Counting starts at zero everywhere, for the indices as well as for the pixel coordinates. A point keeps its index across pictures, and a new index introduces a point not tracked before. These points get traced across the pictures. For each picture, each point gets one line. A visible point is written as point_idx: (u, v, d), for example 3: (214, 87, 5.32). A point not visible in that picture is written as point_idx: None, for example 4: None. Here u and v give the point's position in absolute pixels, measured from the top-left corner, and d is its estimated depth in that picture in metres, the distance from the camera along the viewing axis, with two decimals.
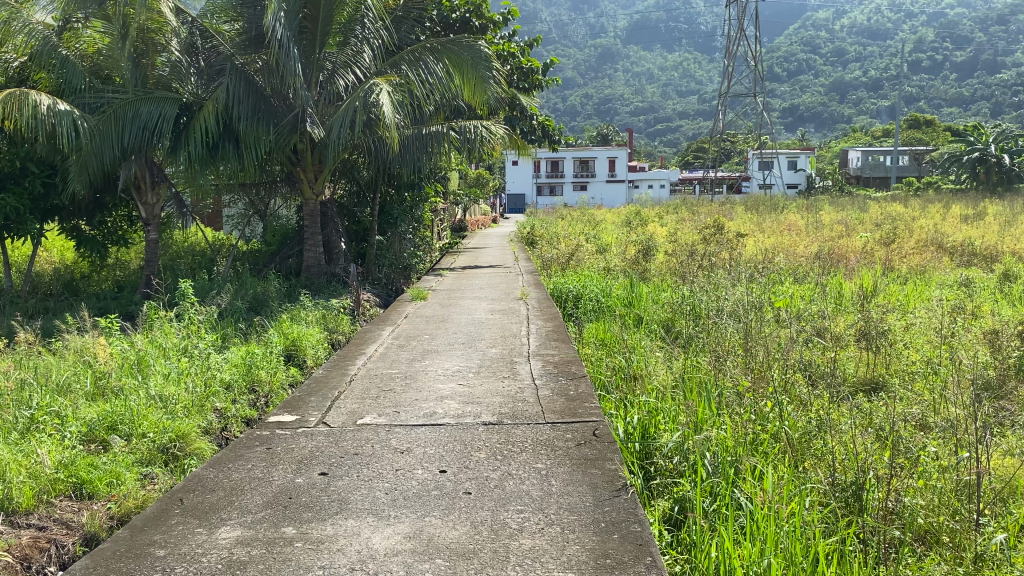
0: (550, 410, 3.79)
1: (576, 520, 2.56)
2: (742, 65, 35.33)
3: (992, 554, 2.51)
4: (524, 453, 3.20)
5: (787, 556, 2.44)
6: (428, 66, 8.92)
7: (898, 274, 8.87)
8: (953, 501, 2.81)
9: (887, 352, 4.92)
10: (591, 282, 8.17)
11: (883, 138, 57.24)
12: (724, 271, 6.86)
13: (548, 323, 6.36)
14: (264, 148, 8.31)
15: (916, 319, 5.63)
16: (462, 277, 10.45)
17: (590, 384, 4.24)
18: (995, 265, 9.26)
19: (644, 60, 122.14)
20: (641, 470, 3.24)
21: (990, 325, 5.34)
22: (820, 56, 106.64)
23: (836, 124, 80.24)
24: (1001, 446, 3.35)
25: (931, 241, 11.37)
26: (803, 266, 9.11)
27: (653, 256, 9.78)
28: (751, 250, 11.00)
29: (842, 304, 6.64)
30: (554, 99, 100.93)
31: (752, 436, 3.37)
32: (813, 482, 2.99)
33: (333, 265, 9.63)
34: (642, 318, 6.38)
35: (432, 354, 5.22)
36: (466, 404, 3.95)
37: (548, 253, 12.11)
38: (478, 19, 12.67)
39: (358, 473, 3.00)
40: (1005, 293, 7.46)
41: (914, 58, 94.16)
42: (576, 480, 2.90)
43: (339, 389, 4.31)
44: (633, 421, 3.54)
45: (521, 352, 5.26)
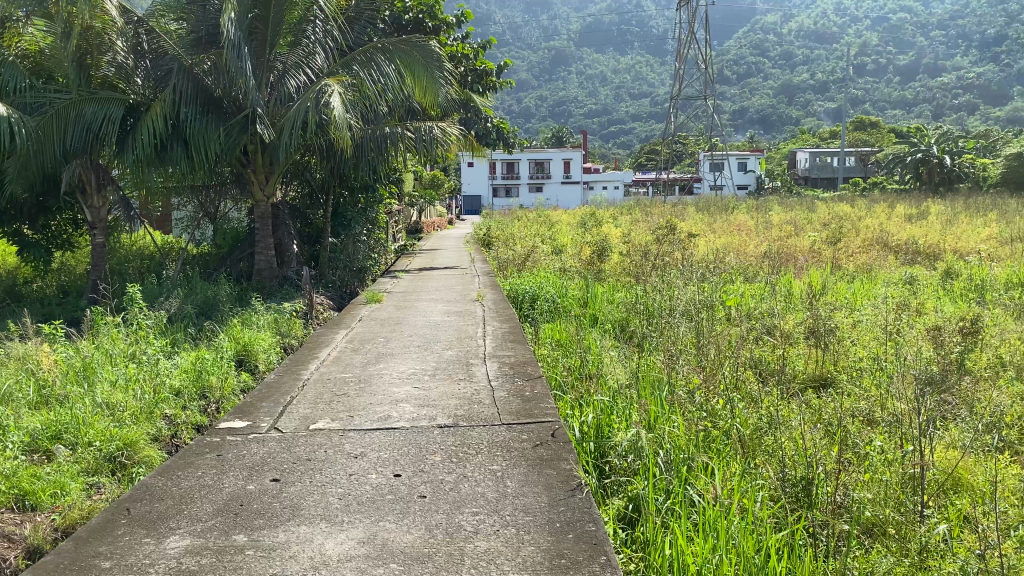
0: (506, 412, 3.78)
1: (532, 521, 2.57)
2: (694, 68, 35.46)
3: (936, 544, 2.56)
4: (480, 456, 3.19)
5: (739, 551, 2.45)
6: (379, 65, 8.83)
7: (845, 272, 9.07)
8: (899, 493, 2.87)
9: (837, 348, 5.03)
10: (545, 282, 8.19)
11: (829, 139, 58.46)
12: (677, 270, 6.96)
13: (504, 324, 6.37)
14: (212, 150, 8.11)
15: (862, 316, 5.74)
16: (418, 280, 10.40)
17: (545, 385, 4.23)
18: (938, 263, 9.56)
19: (595, 63, 122.88)
20: (595, 469, 3.25)
21: (934, 320, 5.47)
22: (769, 60, 108.62)
23: (784, 124, 81.98)
24: (945, 439, 3.43)
25: (876, 240, 11.63)
26: (754, 265, 9.24)
27: (608, 256, 9.83)
28: (704, 249, 11.12)
29: (793, 301, 6.78)
30: (508, 103, 100.89)
31: (704, 433, 3.39)
32: (764, 477, 3.03)
33: (284, 267, 9.52)
34: (598, 318, 6.42)
35: (386, 358, 5.18)
36: (421, 407, 3.93)
37: (504, 253, 12.12)
38: (431, 21, 12.60)
39: (311, 479, 2.96)
40: (947, 289, 7.70)
41: (858, 62, 96.71)
42: (531, 481, 2.90)
43: (291, 394, 4.25)
44: (588, 421, 3.56)
45: (476, 353, 5.25)
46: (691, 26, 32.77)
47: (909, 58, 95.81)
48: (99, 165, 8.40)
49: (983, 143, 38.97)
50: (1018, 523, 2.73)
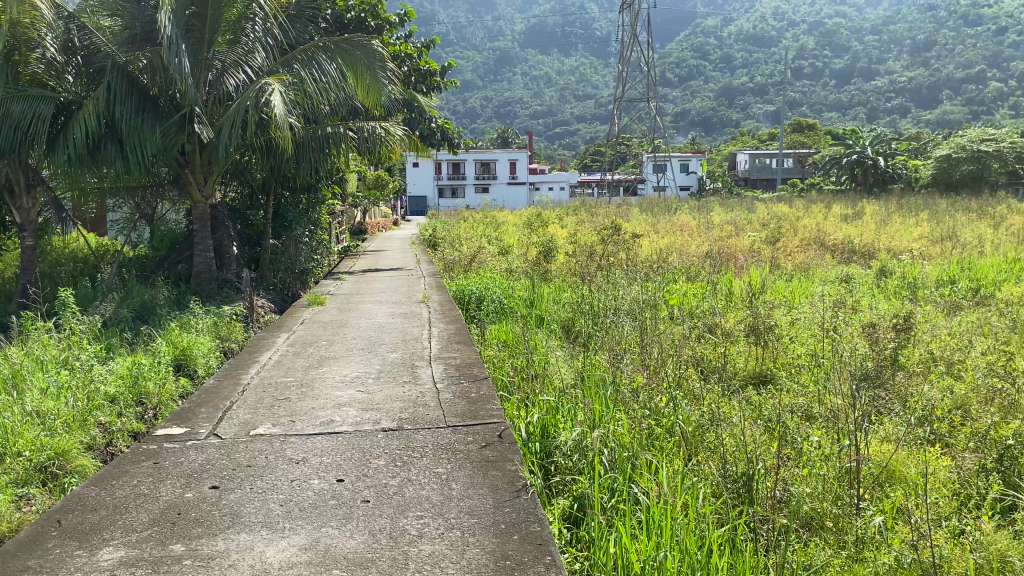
0: (452, 414, 3.76)
1: (477, 523, 2.56)
2: (637, 70, 35.83)
3: (872, 536, 2.63)
4: (424, 458, 3.17)
5: (682, 547, 2.48)
6: (321, 64, 8.68)
7: (784, 271, 9.27)
8: (836, 487, 2.95)
9: (776, 345, 5.13)
10: (491, 283, 8.19)
11: (768, 141, 59.75)
12: (621, 270, 7.04)
13: (450, 325, 6.35)
14: (148, 149, 7.91)
15: (800, 314, 5.88)
16: (362, 282, 10.31)
17: (491, 386, 4.23)
18: (872, 262, 9.84)
19: (540, 64, 123.38)
20: (541, 469, 3.26)
21: (868, 317, 5.63)
22: (710, 63, 110.56)
23: (725, 126, 83.53)
24: (879, 432, 3.53)
25: (813, 239, 11.94)
26: (696, 265, 9.39)
27: (554, 257, 9.88)
28: (647, 249, 11.25)
29: (734, 300, 6.91)
30: (453, 103, 100.64)
31: (648, 430, 3.43)
32: (706, 473, 3.07)
33: (224, 270, 9.33)
34: (544, 318, 6.45)
35: (330, 361, 5.11)
36: (365, 411, 3.89)
37: (449, 254, 12.09)
38: (374, 20, 12.49)
39: (251, 485, 2.90)
40: (881, 287, 7.93)
41: (796, 65, 99.04)
42: (477, 483, 2.89)
43: (231, 399, 4.16)
44: (533, 421, 3.56)
45: (422, 355, 5.21)
46: (633, 29, 33.12)
47: (844, 63, 98.51)
48: (29, 165, 8.13)
49: (914, 145, 40.28)
50: (948, 514, 2.83)
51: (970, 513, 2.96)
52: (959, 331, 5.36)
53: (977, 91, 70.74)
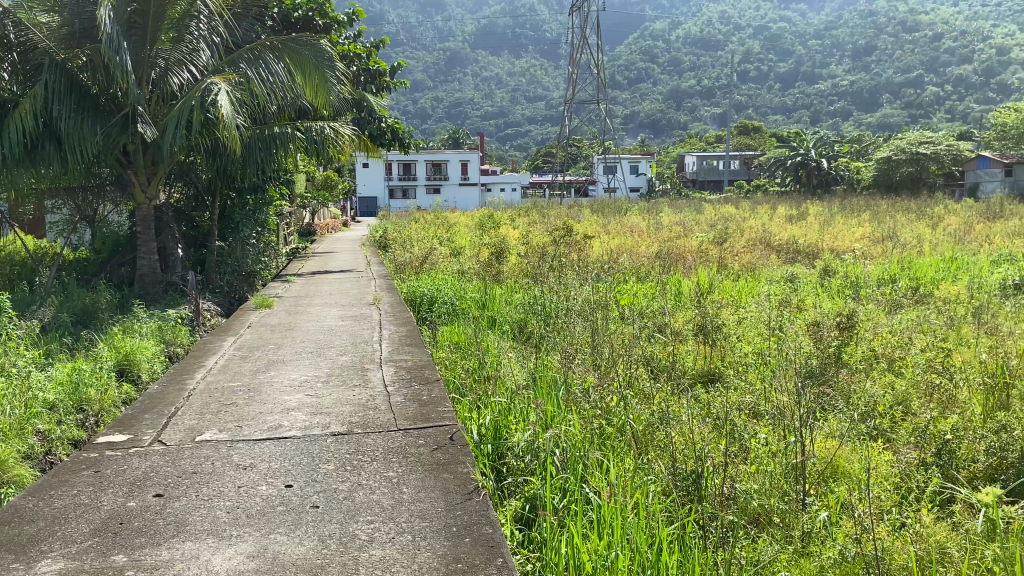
0: (403, 417, 3.74)
1: (428, 527, 2.54)
2: (586, 72, 36.06)
3: (818, 531, 2.68)
4: (375, 462, 3.14)
5: (633, 546, 2.50)
6: (269, 64, 8.55)
7: (731, 271, 9.42)
8: (783, 483, 3.00)
9: (724, 344, 5.20)
10: (442, 284, 8.15)
11: (716, 143, 60.70)
12: (572, 271, 7.07)
13: (401, 327, 6.30)
14: (89, 149, 7.71)
15: (747, 313, 5.97)
16: (311, 284, 10.18)
17: (443, 388, 4.21)
18: (816, 261, 10.07)
19: (490, 65, 123.44)
20: (493, 471, 3.25)
21: (813, 316, 5.75)
22: (659, 66, 111.91)
23: (674, 128, 84.59)
24: (824, 429, 3.60)
25: (759, 240, 12.17)
26: (646, 266, 9.49)
27: (506, 258, 9.89)
28: (598, 250, 11.33)
29: (683, 300, 7.00)
30: (403, 104, 100.04)
31: (599, 430, 3.45)
32: (656, 472, 3.10)
33: (169, 272, 9.14)
34: (496, 319, 6.45)
35: (278, 365, 5.04)
36: (314, 415, 3.84)
37: (400, 256, 12.02)
38: (321, 19, 12.36)
39: (197, 493, 2.85)
40: (824, 287, 8.11)
41: (742, 69, 100.76)
42: (428, 486, 2.88)
43: (176, 404, 4.07)
44: (486, 423, 3.55)
45: (372, 358, 5.17)
46: (583, 31, 33.32)
47: (788, 67, 100.61)
48: None
49: (855, 148, 41.32)
50: (890, 508, 2.90)
51: (910, 506, 3.04)
52: (900, 328, 5.50)
53: (914, 96, 72.85)
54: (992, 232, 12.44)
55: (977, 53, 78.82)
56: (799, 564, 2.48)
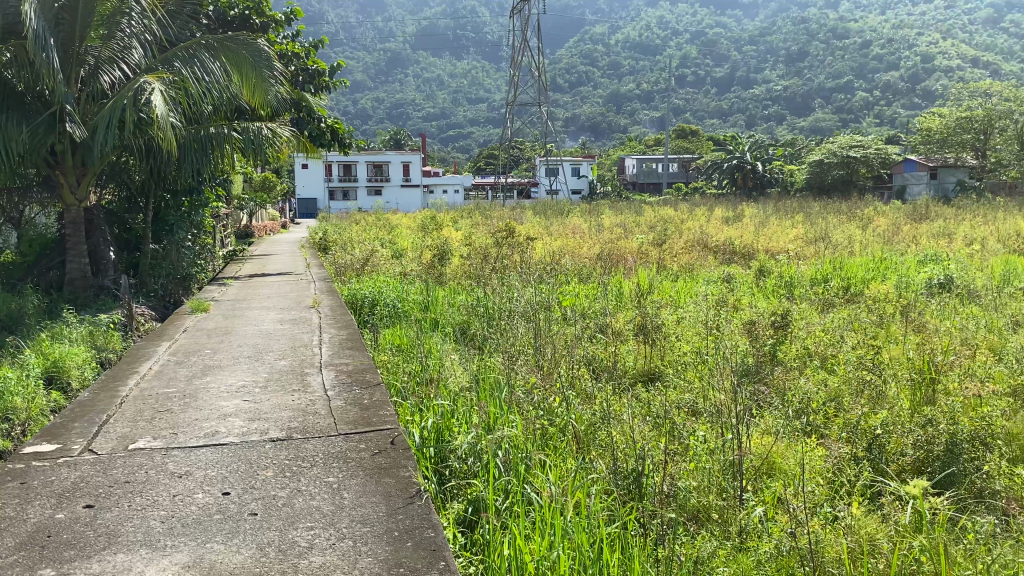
0: (343, 421, 3.70)
1: (369, 531, 2.52)
2: (528, 74, 36.17)
3: (754, 526, 2.74)
4: (315, 468, 3.10)
5: (575, 545, 2.52)
6: (204, 63, 8.37)
7: (670, 272, 9.58)
8: (721, 480, 3.06)
9: (664, 343, 5.28)
10: (384, 287, 8.09)
11: (655, 146, 61.60)
12: (514, 272, 7.10)
13: (341, 331, 6.23)
14: (13, 149, 7.43)
15: (686, 312, 6.08)
16: (249, 287, 10.00)
17: (384, 392, 4.17)
18: (752, 262, 10.31)
19: (432, 66, 123.01)
20: (435, 474, 3.24)
21: (750, 315, 5.88)
22: (598, 69, 113.06)
23: (614, 131, 85.52)
24: (761, 426, 3.69)
25: (697, 241, 12.39)
26: (588, 267, 9.59)
27: (448, 260, 9.87)
28: (540, 251, 11.39)
29: (624, 300, 7.09)
30: (343, 104, 98.98)
31: (542, 431, 3.47)
32: (598, 471, 3.13)
33: (101, 276, 8.87)
34: (438, 322, 6.43)
35: (215, 370, 4.93)
36: (252, 421, 3.77)
37: (340, 258, 11.90)
38: (258, 18, 12.17)
39: (129, 503, 2.77)
40: (759, 286, 8.31)
41: (680, 73, 102.44)
42: (369, 491, 2.85)
43: (108, 412, 3.96)
44: (428, 426, 3.53)
45: (312, 362, 5.10)
46: (524, 34, 33.44)
47: (724, 71, 102.69)
48: None
49: (789, 151, 42.42)
50: (823, 501, 2.98)
51: (842, 499, 3.13)
52: (832, 326, 5.66)
53: (845, 101, 75.12)
54: (918, 233, 12.90)
55: (904, 60, 81.64)
56: (736, 559, 2.53)
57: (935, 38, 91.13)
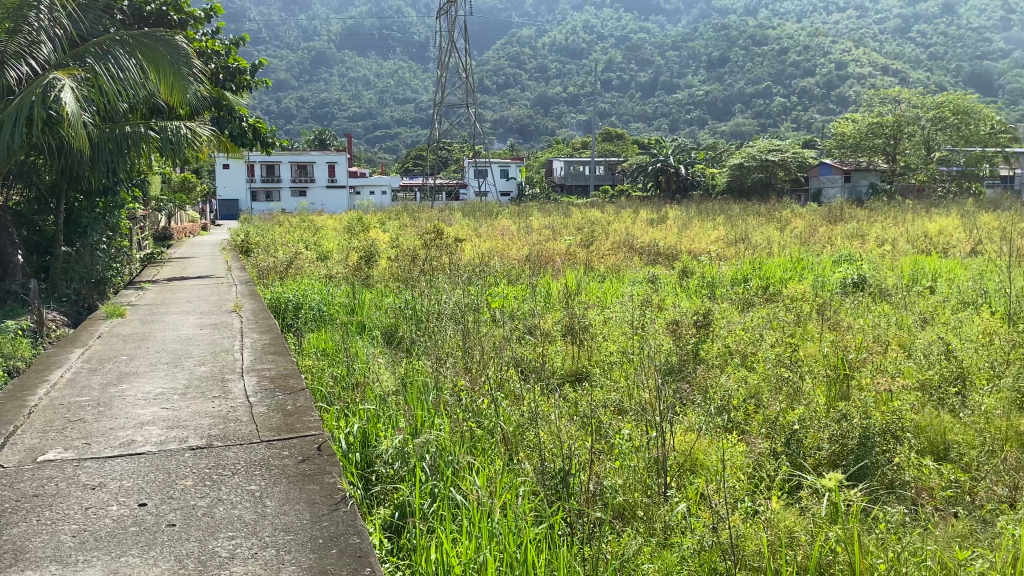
0: (266, 428, 3.62)
1: (292, 540, 2.48)
2: (455, 75, 36.09)
3: (678, 521, 2.80)
4: (237, 476, 3.02)
5: (502, 547, 2.52)
6: (118, 59, 8.06)
7: (597, 273, 9.70)
8: (646, 478, 3.11)
9: (590, 343, 5.34)
10: (309, 290, 7.96)
11: (582, 149, 62.30)
12: (442, 274, 7.08)
13: (264, 335, 6.10)
14: None
15: (612, 313, 6.16)
16: (167, 291, 9.71)
17: (308, 397, 4.10)
18: (676, 263, 10.52)
19: (358, 66, 121.64)
20: (361, 479, 3.21)
21: (674, 315, 5.99)
22: (526, 71, 113.70)
23: (541, 133, 86.09)
24: (685, 423, 3.76)
25: (623, 242, 12.58)
26: (515, 268, 9.64)
27: (375, 263, 9.78)
28: (469, 253, 11.38)
29: (551, 301, 7.14)
30: (267, 104, 97.01)
31: (469, 434, 3.47)
32: (525, 472, 3.15)
33: (8, 280, 8.48)
34: (365, 325, 6.36)
35: (130, 378, 4.76)
36: (170, 429, 3.66)
37: (264, 260, 11.66)
38: (176, 14, 11.85)
39: (38, 517, 2.66)
40: (683, 286, 8.48)
41: (606, 76, 103.77)
42: (293, 498, 2.80)
43: (14, 423, 3.78)
44: (354, 431, 3.49)
45: (233, 368, 4.97)
46: (450, 35, 33.35)
47: (648, 76, 104.54)
48: None
49: (711, 155, 43.47)
50: (744, 496, 3.06)
51: (762, 493, 3.22)
52: (753, 325, 5.82)
53: (764, 107, 77.38)
54: (833, 235, 13.37)
55: (819, 67, 84.55)
56: (660, 555, 2.57)
57: (849, 46, 94.62)
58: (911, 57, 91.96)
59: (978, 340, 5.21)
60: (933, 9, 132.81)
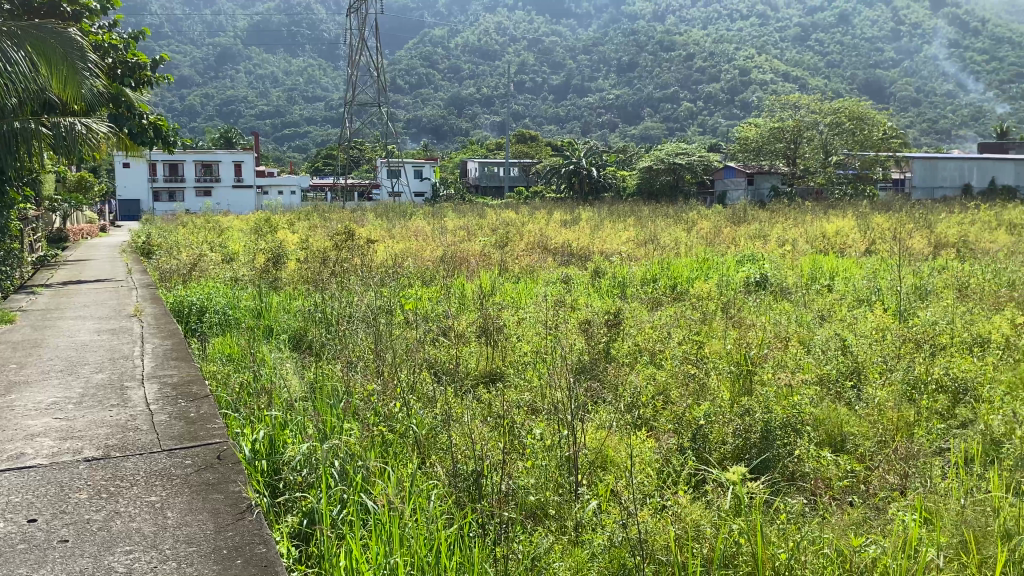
0: (167, 437, 3.49)
1: (194, 551, 2.40)
2: (366, 74, 35.65)
3: (588, 519, 2.84)
4: (135, 488, 2.91)
5: (413, 551, 2.51)
6: (6, 52, 7.54)
7: (510, 274, 9.76)
8: (557, 476, 3.15)
9: (504, 344, 5.37)
10: (215, 293, 7.73)
11: (495, 150, 62.55)
12: (353, 276, 7.00)
13: (166, 340, 5.88)
14: None
15: (526, 313, 6.20)
16: (62, 295, 9.26)
17: (212, 404, 3.97)
18: (588, 263, 10.67)
19: (267, 64, 118.85)
20: (268, 487, 3.14)
21: (585, 314, 6.08)
22: (440, 72, 113.40)
23: (455, 134, 85.97)
24: (596, 421, 3.82)
25: (536, 244, 12.69)
26: (429, 269, 9.60)
27: (284, 265, 9.57)
28: (381, 254, 11.27)
29: (465, 302, 7.15)
30: (170, 101, 93.70)
31: (380, 438, 3.43)
32: (437, 475, 3.14)
33: None
34: (273, 329, 6.22)
35: (20, 387, 4.52)
36: (63, 441, 3.49)
37: (167, 262, 11.25)
38: (70, 5, 11.32)
39: None
40: (595, 286, 8.61)
41: (519, 78, 104.48)
42: (196, 508, 2.71)
43: None
44: (260, 438, 3.41)
45: (132, 375, 4.78)
46: (362, 34, 32.92)
47: (561, 78, 105.75)
48: None
49: (622, 157, 44.31)
50: (652, 491, 3.12)
51: (670, 488, 3.30)
52: (661, 323, 5.95)
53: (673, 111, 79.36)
54: (737, 236, 13.79)
55: (724, 73, 87.16)
56: (571, 553, 2.60)
57: (752, 53, 97.93)
58: (809, 65, 95.88)
59: (872, 336, 5.47)
60: (830, 19, 138.80)
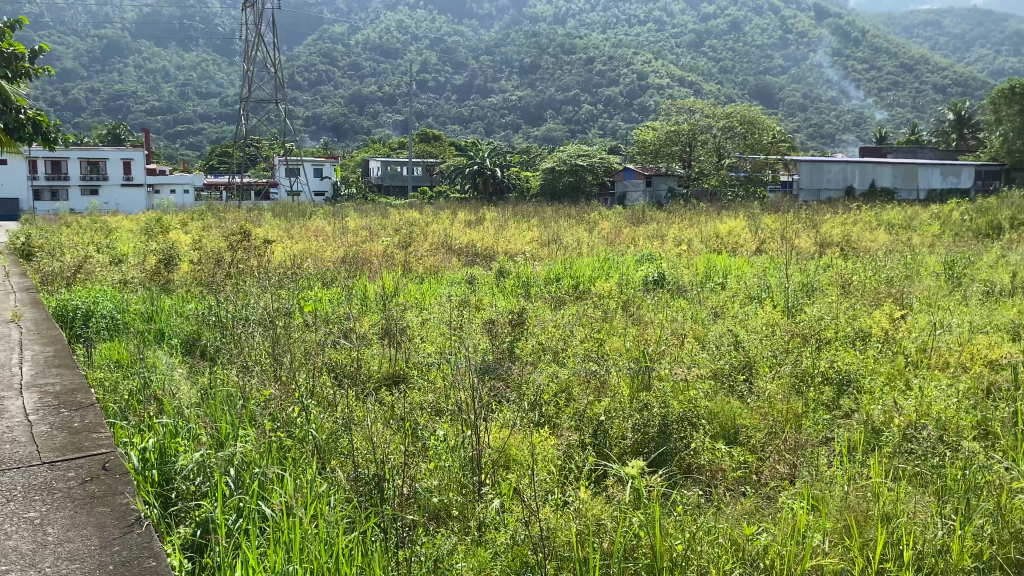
0: (48, 449, 3.30)
1: (77, 569, 2.28)
2: (263, 70, 34.71)
3: (490, 518, 2.86)
4: (11, 503, 2.74)
5: (312, 558, 2.46)
6: None
7: (413, 274, 9.68)
8: (459, 477, 3.15)
9: (406, 345, 5.32)
10: (101, 296, 7.37)
11: (399, 150, 62.02)
12: (250, 278, 6.80)
13: (46, 347, 5.56)
14: None
15: (429, 314, 6.17)
16: None
17: (98, 414, 3.78)
18: (491, 263, 10.69)
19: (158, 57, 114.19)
20: (159, 498, 3.02)
21: (488, 314, 6.10)
22: (341, 70, 111.56)
23: (358, 133, 84.75)
24: (498, 419, 3.84)
25: (438, 244, 12.65)
26: (330, 271, 9.43)
27: (176, 267, 9.21)
28: (280, 255, 11.00)
29: (366, 304, 7.06)
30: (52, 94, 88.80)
31: (278, 444, 3.35)
32: (337, 480, 3.09)
33: None
34: (164, 333, 5.97)
35: None
36: None
37: (48, 265, 10.66)
38: None
39: None
40: (498, 285, 8.65)
41: (423, 78, 103.92)
42: (79, 523, 2.58)
43: None
44: (150, 447, 3.27)
45: (9, 384, 4.50)
46: (259, 29, 32.06)
47: (465, 78, 105.75)
48: None
49: (526, 158, 44.67)
50: (553, 487, 3.16)
51: (571, 484, 3.35)
52: (563, 322, 6.03)
53: (575, 112, 80.56)
54: (636, 236, 14.09)
55: (624, 76, 89.01)
56: (474, 553, 2.61)
57: (650, 58, 100.40)
58: (704, 70, 99.05)
59: (763, 331, 5.69)
60: (724, 26, 143.75)
